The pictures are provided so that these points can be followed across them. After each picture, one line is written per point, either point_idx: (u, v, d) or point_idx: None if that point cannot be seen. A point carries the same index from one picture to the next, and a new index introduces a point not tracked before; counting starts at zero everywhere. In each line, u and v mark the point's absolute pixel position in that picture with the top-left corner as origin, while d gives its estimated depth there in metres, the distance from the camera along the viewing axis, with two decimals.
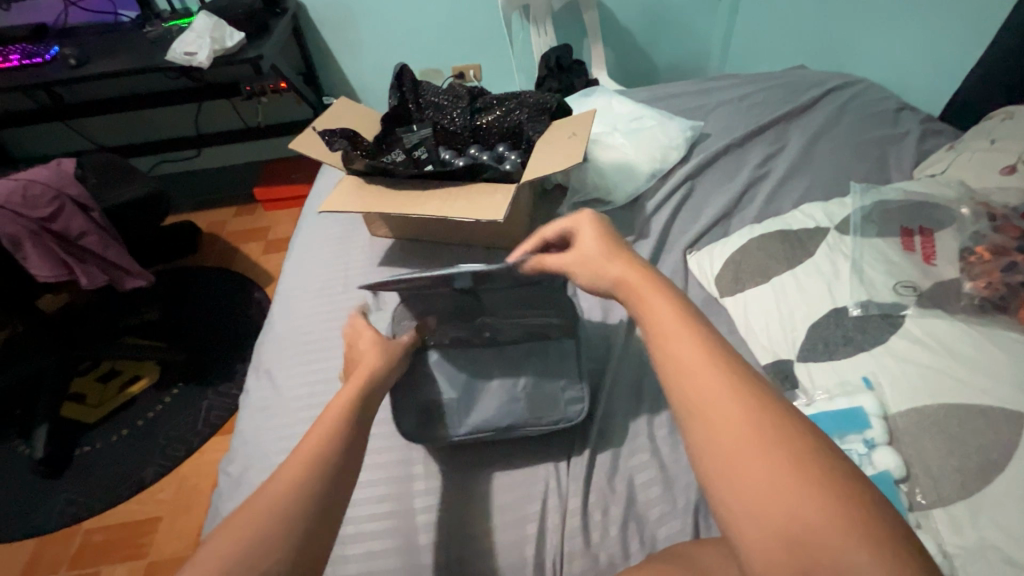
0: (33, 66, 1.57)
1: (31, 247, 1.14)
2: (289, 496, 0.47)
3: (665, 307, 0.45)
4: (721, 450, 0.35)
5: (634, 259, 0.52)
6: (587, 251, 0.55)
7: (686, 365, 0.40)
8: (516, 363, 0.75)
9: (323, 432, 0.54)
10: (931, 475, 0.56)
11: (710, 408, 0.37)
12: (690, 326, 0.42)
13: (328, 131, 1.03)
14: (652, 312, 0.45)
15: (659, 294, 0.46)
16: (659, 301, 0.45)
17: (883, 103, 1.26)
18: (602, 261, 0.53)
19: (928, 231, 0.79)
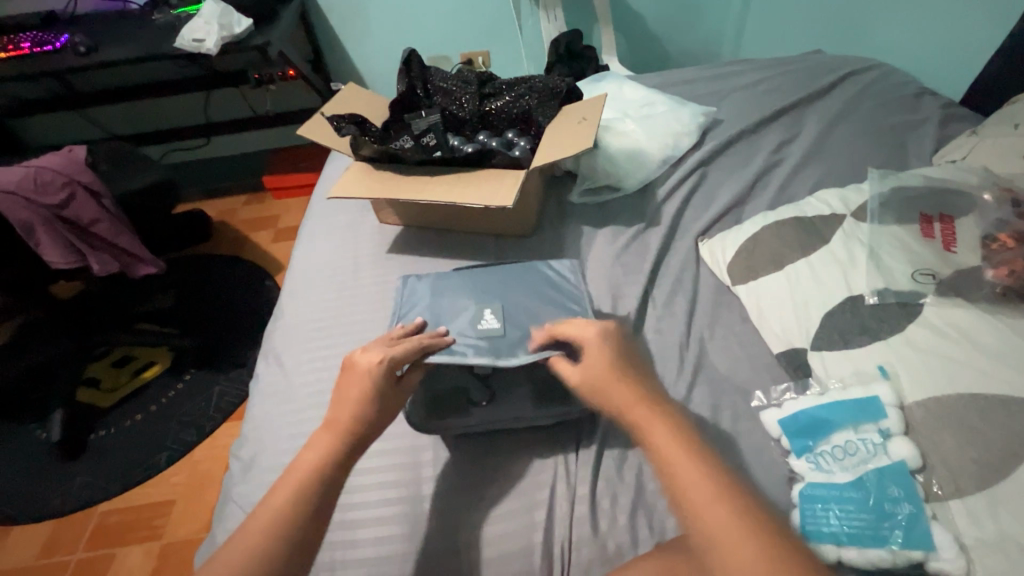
0: (44, 53, 1.58)
1: (43, 233, 1.15)
2: (272, 534, 0.52)
3: (670, 439, 0.52)
4: None
5: (638, 382, 0.58)
6: (594, 369, 0.59)
7: (703, 507, 0.48)
8: None
9: (315, 454, 0.58)
10: (948, 466, 0.55)
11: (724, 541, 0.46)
12: (696, 460, 0.51)
13: (336, 117, 1.02)
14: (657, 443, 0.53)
15: (661, 423, 0.54)
16: (663, 433, 0.53)
17: (903, 87, 1.23)
18: (611, 382, 0.57)
19: (948, 219, 0.78)
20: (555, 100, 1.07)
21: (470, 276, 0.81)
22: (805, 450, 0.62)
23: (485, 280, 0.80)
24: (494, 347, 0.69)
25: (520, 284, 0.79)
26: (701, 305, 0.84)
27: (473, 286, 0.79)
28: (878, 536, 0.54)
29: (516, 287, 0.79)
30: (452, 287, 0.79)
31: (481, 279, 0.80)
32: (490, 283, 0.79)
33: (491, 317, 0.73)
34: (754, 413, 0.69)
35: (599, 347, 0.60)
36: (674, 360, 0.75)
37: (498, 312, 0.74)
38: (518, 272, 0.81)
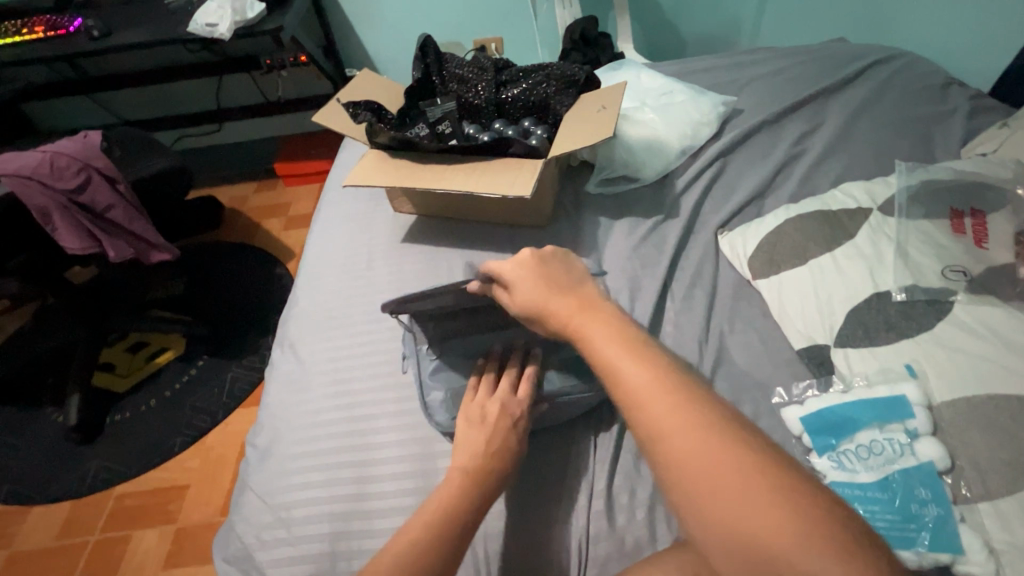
0: (57, 37, 1.57)
1: (60, 219, 1.16)
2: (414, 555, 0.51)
3: (607, 335, 0.46)
4: (676, 466, 0.37)
5: (571, 282, 0.54)
6: (525, 286, 0.55)
7: (639, 375, 0.41)
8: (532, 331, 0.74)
9: (445, 494, 0.56)
10: (977, 467, 0.54)
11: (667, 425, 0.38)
12: (634, 349, 0.44)
13: (351, 103, 1.01)
14: (593, 343, 0.46)
15: (603, 323, 0.47)
16: (600, 326, 0.47)
17: (931, 77, 1.19)
18: (546, 294, 0.53)
19: (980, 214, 0.76)
20: (573, 87, 1.05)
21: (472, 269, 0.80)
22: (828, 448, 0.61)
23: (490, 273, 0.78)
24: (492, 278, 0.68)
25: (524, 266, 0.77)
26: (720, 299, 0.82)
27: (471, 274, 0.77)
28: (903, 537, 0.53)
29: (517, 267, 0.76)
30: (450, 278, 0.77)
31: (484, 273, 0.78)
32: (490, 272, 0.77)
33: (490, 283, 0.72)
34: (775, 410, 0.68)
35: (535, 266, 0.56)
36: (692, 355, 0.74)
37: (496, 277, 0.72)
38: None
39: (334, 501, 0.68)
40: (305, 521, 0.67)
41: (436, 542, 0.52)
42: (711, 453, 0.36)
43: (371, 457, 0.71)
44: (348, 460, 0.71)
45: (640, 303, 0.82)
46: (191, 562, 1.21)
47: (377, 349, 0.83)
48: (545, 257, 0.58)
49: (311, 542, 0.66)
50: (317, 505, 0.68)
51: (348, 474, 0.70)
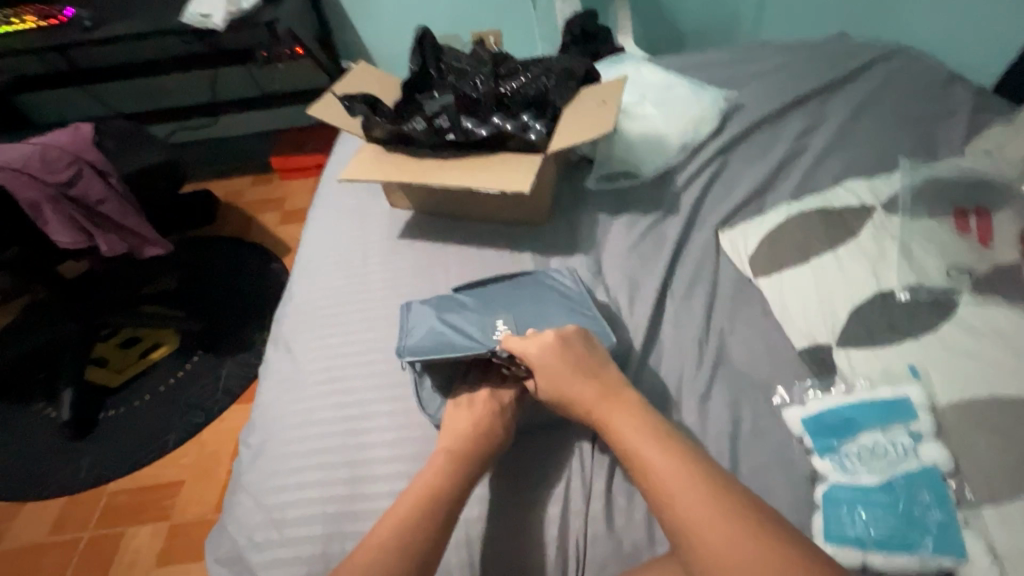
0: (48, 27, 1.55)
1: (51, 213, 1.13)
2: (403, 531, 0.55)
3: (625, 419, 0.59)
4: (704, 551, 0.48)
5: (596, 373, 0.64)
6: (555, 374, 0.64)
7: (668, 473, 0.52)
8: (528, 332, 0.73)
9: (433, 473, 0.61)
10: (981, 471, 0.53)
11: (675, 490, 0.51)
12: (645, 428, 0.57)
13: (347, 96, 0.99)
14: (614, 425, 0.59)
15: (623, 409, 0.60)
16: (619, 409, 0.60)
17: (934, 73, 1.18)
18: (570, 377, 0.63)
19: (985, 213, 0.75)
20: (572, 82, 1.04)
21: (477, 289, 0.81)
22: (829, 450, 0.60)
23: (495, 296, 0.78)
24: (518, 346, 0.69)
25: (531, 292, 0.78)
26: (720, 298, 0.81)
27: (478, 305, 0.78)
28: (907, 542, 0.52)
29: (525, 298, 0.78)
30: (454, 303, 0.77)
31: (489, 296, 0.78)
32: (496, 299, 0.78)
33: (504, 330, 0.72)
34: (776, 411, 0.67)
35: (559, 348, 0.65)
36: (692, 355, 0.73)
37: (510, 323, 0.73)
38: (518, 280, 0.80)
39: (327, 502, 0.67)
40: (298, 522, 0.66)
41: (424, 513, 0.57)
42: (731, 540, 0.47)
43: (365, 457, 0.70)
44: (342, 459, 0.70)
45: (639, 302, 0.81)
46: (186, 559, 1.20)
47: (373, 347, 0.81)
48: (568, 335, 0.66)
49: (305, 543, 0.65)
50: (311, 506, 0.67)
51: (342, 474, 0.69)
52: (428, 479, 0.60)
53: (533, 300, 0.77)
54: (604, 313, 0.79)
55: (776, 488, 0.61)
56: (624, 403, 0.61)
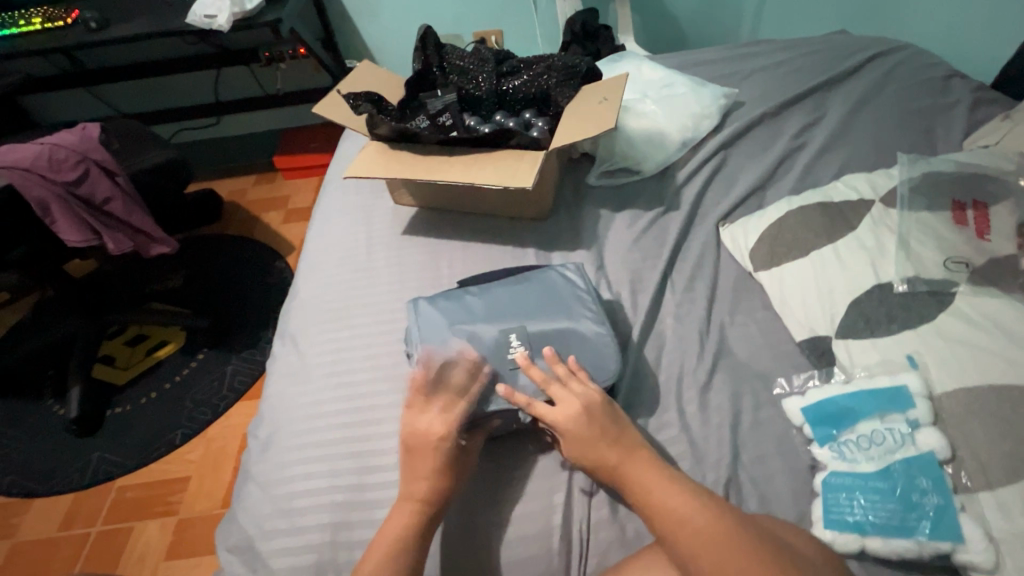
0: (54, 28, 1.56)
1: (58, 212, 1.15)
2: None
3: (652, 472, 0.56)
4: None
5: (614, 428, 0.60)
6: (577, 440, 0.60)
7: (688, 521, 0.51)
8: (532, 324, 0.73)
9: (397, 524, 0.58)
10: (978, 458, 0.54)
11: (703, 549, 0.49)
12: (672, 481, 0.55)
13: (352, 94, 1.00)
14: (640, 480, 0.56)
15: (649, 464, 0.57)
16: (639, 460, 0.58)
17: (933, 69, 1.19)
18: (595, 445, 0.59)
19: (982, 206, 0.75)
20: (575, 79, 1.04)
21: (483, 290, 0.79)
22: (829, 438, 0.61)
23: (499, 297, 0.77)
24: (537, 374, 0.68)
25: (538, 294, 0.77)
26: (721, 292, 0.82)
27: (484, 306, 0.76)
28: (904, 526, 0.53)
29: (532, 300, 0.76)
30: (462, 307, 0.76)
31: (495, 298, 0.77)
32: (503, 302, 0.76)
33: (517, 345, 0.71)
34: (776, 401, 0.68)
35: (584, 413, 0.61)
36: (693, 347, 0.74)
37: (522, 334, 0.72)
38: (524, 278, 0.80)
39: (336, 491, 0.68)
40: (306, 511, 0.67)
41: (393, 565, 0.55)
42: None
43: (373, 447, 0.71)
44: (350, 450, 0.71)
45: (641, 295, 0.82)
46: (192, 553, 1.21)
47: (378, 341, 0.83)
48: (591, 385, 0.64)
49: (313, 531, 0.66)
50: (320, 495, 0.68)
51: (351, 464, 0.70)
52: (394, 533, 0.57)
53: (540, 302, 0.76)
54: (606, 306, 0.80)
55: (775, 475, 0.62)
56: (648, 458, 0.58)
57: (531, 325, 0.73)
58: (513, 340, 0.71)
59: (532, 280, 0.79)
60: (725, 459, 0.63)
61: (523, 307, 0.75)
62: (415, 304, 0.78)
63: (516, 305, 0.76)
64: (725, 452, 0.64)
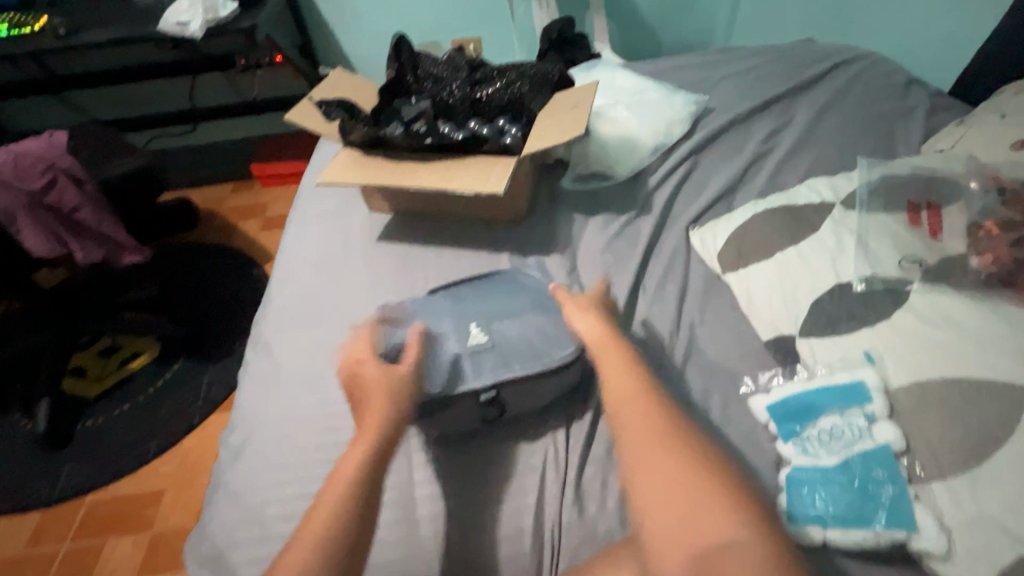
0: (22, 34, 1.53)
1: (26, 221, 1.13)
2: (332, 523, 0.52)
3: (637, 390, 0.57)
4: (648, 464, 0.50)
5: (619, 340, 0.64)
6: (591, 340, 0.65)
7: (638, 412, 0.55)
8: (500, 316, 0.75)
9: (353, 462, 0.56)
10: (932, 449, 0.56)
11: (655, 467, 0.50)
12: (651, 400, 0.56)
13: (325, 101, 1.01)
14: (627, 414, 0.55)
15: (644, 400, 0.56)
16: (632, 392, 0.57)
17: (893, 77, 1.23)
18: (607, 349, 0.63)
19: (936, 207, 0.77)
20: (546, 87, 1.07)
21: (453, 289, 0.81)
22: (793, 435, 0.63)
23: (466, 296, 0.79)
24: (500, 360, 0.69)
25: (504, 291, 0.79)
26: (690, 293, 0.84)
27: (452, 302, 0.78)
28: (862, 517, 0.55)
29: (499, 296, 0.78)
30: (431, 303, 0.78)
31: (462, 296, 0.79)
32: (470, 299, 0.78)
33: (480, 332, 0.72)
34: (742, 399, 0.70)
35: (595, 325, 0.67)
36: (664, 347, 0.76)
37: (484, 324, 0.74)
38: (497, 278, 0.82)
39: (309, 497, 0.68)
40: (279, 518, 0.67)
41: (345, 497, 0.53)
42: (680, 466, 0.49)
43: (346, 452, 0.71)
44: (324, 456, 0.71)
45: (613, 296, 0.83)
46: (166, 568, 1.19)
47: None
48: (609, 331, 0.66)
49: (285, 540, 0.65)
50: (293, 503, 0.68)
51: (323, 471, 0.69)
52: (348, 471, 0.55)
53: (507, 297, 0.78)
54: None
55: (742, 471, 0.63)
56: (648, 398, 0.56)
57: (493, 317, 0.75)
58: (477, 329, 0.73)
59: (499, 277, 0.82)
60: None
61: (488, 299, 0.78)
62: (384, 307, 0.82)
63: (482, 299, 0.78)
64: None
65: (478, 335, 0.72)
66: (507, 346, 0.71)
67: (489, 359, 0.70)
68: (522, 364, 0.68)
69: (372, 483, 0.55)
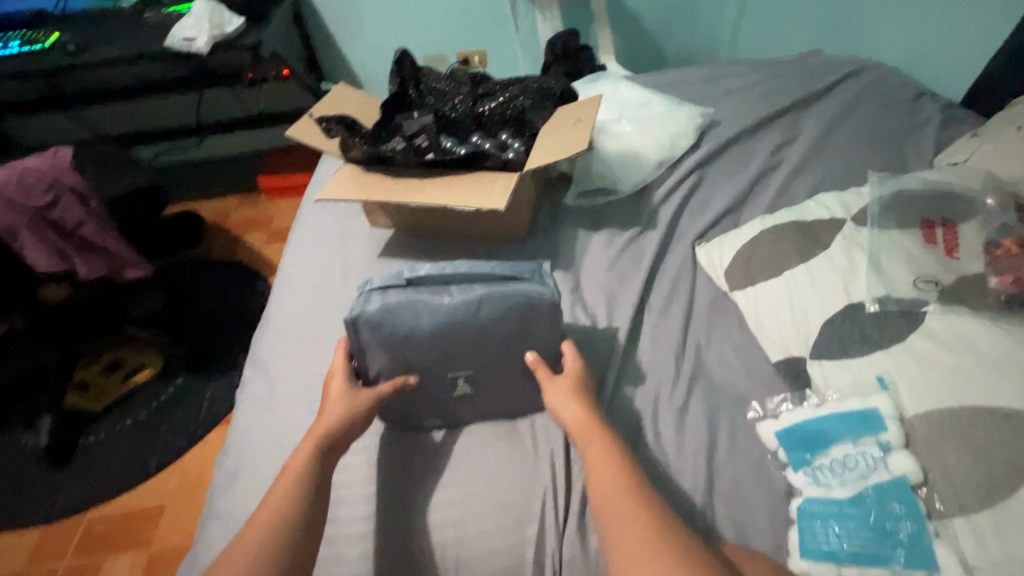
0: (32, 52, 1.56)
1: (28, 237, 1.13)
2: (267, 533, 0.51)
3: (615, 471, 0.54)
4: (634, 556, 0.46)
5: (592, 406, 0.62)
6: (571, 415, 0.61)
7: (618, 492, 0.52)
8: (492, 370, 0.69)
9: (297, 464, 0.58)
10: (952, 481, 0.53)
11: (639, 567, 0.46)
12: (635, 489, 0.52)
13: (325, 117, 1.00)
14: (616, 515, 0.50)
15: None
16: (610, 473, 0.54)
17: (902, 89, 1.21)
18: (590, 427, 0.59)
19: (951, 224, 0.75)
20: (549, 101, 1.05)
21: (436, 315, 0.66)
22: (803, 463, 0.60)
23: (455, 335, 0.67)
24: (480, 409, 0.72)
25: (502, 333, 0.68)
26: (697, 312, 0.82)
27: (436, 336, 0.67)
28: (879, 555, 0.52)
29: (492, 339, 0.68)
30: (411, 339, 0.67)
31: (450, 332, 0.67)
32: (458, 338, 0.67)
33: (465, 384, 0.69)
34: (750, 425, 0.67)
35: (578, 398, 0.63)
36: (670, 369, 0.74)
37: (470, 378, 0.69)
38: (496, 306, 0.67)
39: None
40: None
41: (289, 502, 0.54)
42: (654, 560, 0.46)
43: (337, 480, 0.67)
44: None
45: (617, 316, 0.81)
46: None
47: None
48: (587, 406, 0.62)
49: None
50: None
51: None
52: (292, 473, 0.57)
53: (502, 339, 0.68)
54: (582, 328, 0.79)
55: (752, 501, 0.61)
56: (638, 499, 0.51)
57: (482, 372, 0.69)
58: (462, 381, 0.69)
59: (497, 310, 0.67)
60: (700, 487, 0.62)
61: (482, 342, 0.68)
62: (355, 331, 0.67)
63: (476, 340, 0.68)
64: (701, 479, 0.62)
65: (461, 392, 0.70)
66: (494, 400, 0.71)
67: (470, 408, 0.71)
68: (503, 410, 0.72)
69: (313, 493, 0.56)
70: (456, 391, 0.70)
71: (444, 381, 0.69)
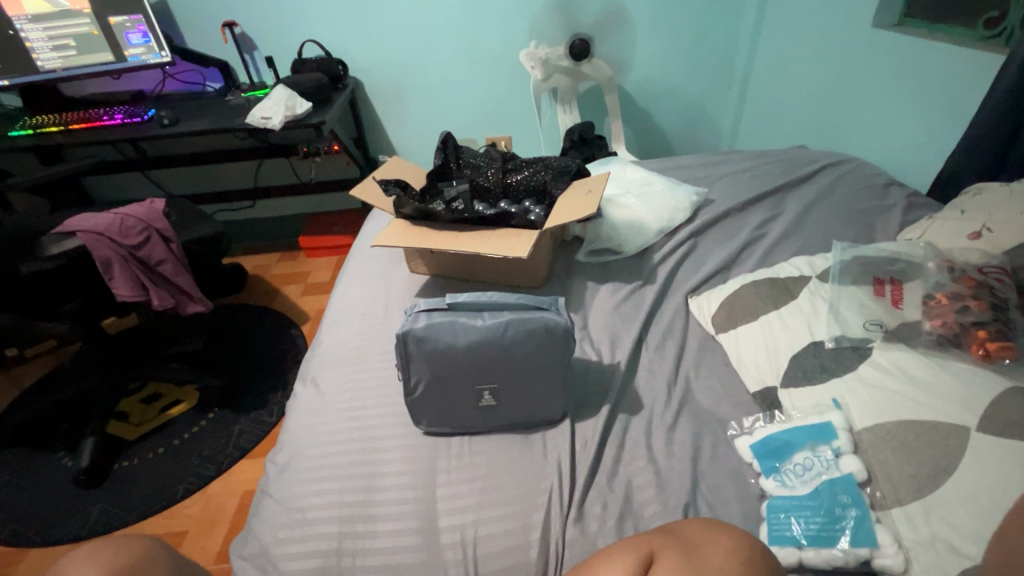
0: (132, 123, 1.83)
1: (119, 270, 1.32)
2: None
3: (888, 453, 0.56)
4: None
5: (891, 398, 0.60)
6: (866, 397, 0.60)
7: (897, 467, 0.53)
8: (514, 384, 0.82)
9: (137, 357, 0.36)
10: (890, 480, 0.64)
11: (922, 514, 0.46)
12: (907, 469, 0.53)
13: (384, 181, 1.22)
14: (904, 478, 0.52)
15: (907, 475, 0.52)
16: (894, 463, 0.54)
17: (873, 178, 1.39)
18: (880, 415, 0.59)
19: (898, 283, 0.90)
20: (566, 176, 1.26)
21: (471, 335, 0.80)
22: (773, 470, 0.72)
23: (485, 351, 0.80)
24: (502, 419, 0.84)
25: (523, 355, 0.81)
26: (688, 351, 0.95)
27: (470, 350, 0.80)
28: (831, 536, 0.62)
29: (515, 358, 0.81)
30: (448, 351, 0.80)
31: (480, 348, 0.80)
32: (488, 354, 0.81)
33: (490, 397, 0.82)
34: (730, 441, 0.79)
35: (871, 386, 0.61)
36: (662, 396, 0.87)
37: (495, 390, 0.82)
38: (521, 329, 0.80)
39: (342, 504, 0.76)
40: (317, 522, 0.74)
41: None
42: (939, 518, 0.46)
43: (377, 470, 0.81)
44: (359, 470, 0.80)
45: (619, 352, 0.95)
46: None
47: (387, 383, 0.95)
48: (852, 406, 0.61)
49: (321, 539, 0.73)
50: (331, 508, 0.76)
51: (357, 482, 0.79)
52: None
53: (524, 359, 0.81)
54: (587, 360, 0.93)
55: (729, 501, 0.71)
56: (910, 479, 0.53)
57: (505, 385, 0.82)
58: (487, 394, 0.82)
59: (519, 332, 0.80)
60: (682, 487, 0.73)
61: (506, 356, 0.81)
62: (404, 344, 0.81)
63: (500, 356, 0.81)
64: (686, 481, 0.74)
65: (487, 402, 0.82)
66: (512, 412, 0.83)
67: (493, 417, 0.84)
68: (520, 425, 0.84)
69: None
70: (483, 403, 0.82)
71: (473, 392, 0.82)
